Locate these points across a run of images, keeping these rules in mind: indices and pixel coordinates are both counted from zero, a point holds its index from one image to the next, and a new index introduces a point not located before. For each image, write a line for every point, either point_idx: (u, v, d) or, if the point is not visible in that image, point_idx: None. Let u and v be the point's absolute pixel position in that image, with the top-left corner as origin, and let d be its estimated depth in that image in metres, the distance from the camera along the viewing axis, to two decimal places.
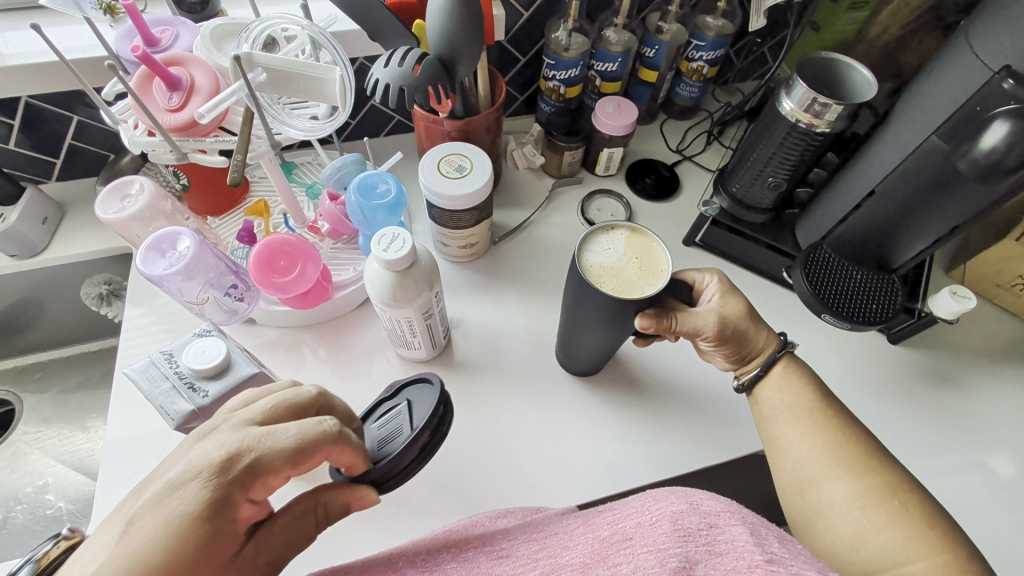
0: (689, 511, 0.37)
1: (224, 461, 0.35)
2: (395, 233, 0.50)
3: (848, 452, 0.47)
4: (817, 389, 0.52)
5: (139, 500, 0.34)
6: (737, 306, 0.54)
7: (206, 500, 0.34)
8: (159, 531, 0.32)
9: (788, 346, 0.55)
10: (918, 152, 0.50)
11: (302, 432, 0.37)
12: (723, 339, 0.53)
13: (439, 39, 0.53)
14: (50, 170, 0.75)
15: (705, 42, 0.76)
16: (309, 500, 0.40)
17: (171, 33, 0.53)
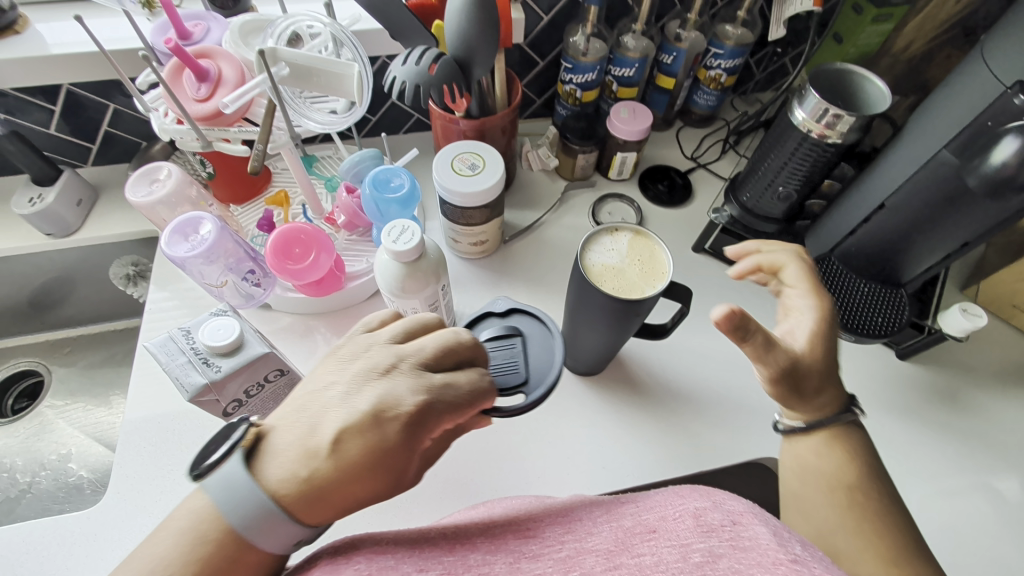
0: (712, 509, 0.36)
1: (412, 412, 0.38)
2: (404, 225, 0.51)
3: (884, 537, 0.44)
4: (868, 463, 0.47)
5: (339, 423, 0.38)
6: (824, 357, 0.47)
7: (398, 439, 0.37)
8: (359, 456, 0.37)
9: (846, 417, 0.48)
10: (928, 166, 0.50)
11: (474, 383, 0.40)
12: (790, 376, 0.45)
13: (455, 39, 0.55)
14: (87, 155, 0.79)
15: (724, 50, 0.76)
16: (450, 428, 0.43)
17: (203, 27, 0.56)
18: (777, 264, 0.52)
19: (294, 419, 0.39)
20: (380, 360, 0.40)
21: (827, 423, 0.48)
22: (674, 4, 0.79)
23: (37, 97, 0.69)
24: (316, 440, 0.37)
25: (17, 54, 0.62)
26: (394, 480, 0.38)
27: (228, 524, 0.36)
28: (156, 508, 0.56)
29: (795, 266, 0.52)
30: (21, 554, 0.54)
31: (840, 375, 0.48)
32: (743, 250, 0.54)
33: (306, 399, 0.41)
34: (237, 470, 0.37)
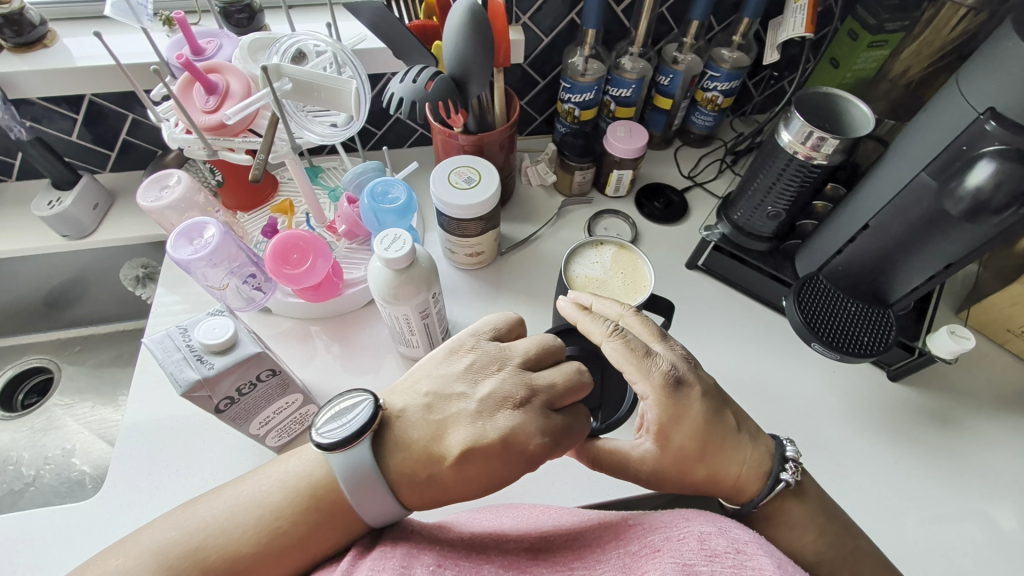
0: (717, 534, 0.36)
1: (541, 448, 0.41)
2: (396, 234, 0.53)
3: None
4: (825, 530, 0.45)
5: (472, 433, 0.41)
6: (677, 451, 0.45)
7: (517, 468, 0.41)
8: (479, 473, 0.41)
9: (776, 488, 0.45)
10: (910, 187, 0.52)
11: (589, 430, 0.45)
12: (663, 485, 0.46)
13: (453, 60, 0.58)
14: (105, 162, 0.82)
15: (720, 73, 0.78)
16: None
17: (216, 44, 0.59)
18: (593, 337, 0.48)
19: (423, 417, 0.43)
20: (511, 389, 0.43)
21: (760, 503, 0.46)
22: (671, 28, 0.81)
23: (61, 107, 0.73)
24: (441, 446, 0.41)
25: (44, 66, 0.66)
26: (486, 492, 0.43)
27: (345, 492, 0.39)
28: (150, 502, 0.58)
29: (611, 341, 0.46)
30: (19, 542, 0.56)
31: (724, 458, 0.45)
32: (575, 316, 0.50)
33: (435, 399, 0.44)
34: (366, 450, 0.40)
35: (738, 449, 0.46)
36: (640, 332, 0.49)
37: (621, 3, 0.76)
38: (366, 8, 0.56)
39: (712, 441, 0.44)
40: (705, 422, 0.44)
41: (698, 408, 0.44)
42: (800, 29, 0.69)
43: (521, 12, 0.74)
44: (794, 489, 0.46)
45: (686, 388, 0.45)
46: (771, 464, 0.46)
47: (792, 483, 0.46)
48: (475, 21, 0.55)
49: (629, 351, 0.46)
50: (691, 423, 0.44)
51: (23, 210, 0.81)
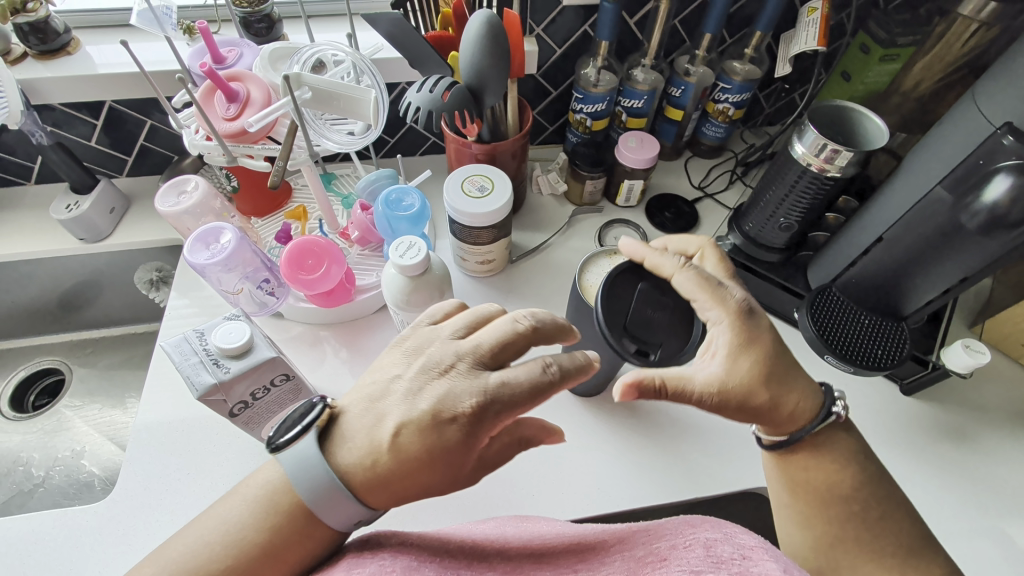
0: (723, 540, 0.37)
1: (473, 410, 0.38)
2: (412, 241, 0.54)
3: (888, 546, 0.45)
4: (862, 472, 0.48)
5: (404, 411, 0.39)
6: (747, 375, 0.44)
7: (456, 439, 0.38)
8: (420, 451, 0.38)
9: (826, 420, 0.48)
10: (924, 202, 0.52)
11: (523, 378, 0.39)
12: (723, 411, 0.44)
13: (469, 71, 0.58)
14: (123, 167, 0.84)
15: (732, 85, 0.78)
16: (514, 428, 0.41)
17: (237, 53, 0.60)
18: (663, 271, 0.50)
19: (365, 409, 0.41)
20: (441, 358, 0.41)
21: (810, 432, 0.48)
22: (683, 40, 0.82)
23: (81, 112, 0.75)
24: (379, 433, 0.39)
25: (68, 72, 0.67)
26: (454, 477, 0.39)
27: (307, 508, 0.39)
28: (160, 505, 0.58)
29: (683, 272, 0.48)
30: (30, 543, 0.56)
31: (789, 388, 0.46)
32: (643, 252, 0.51)
33: (377, 392, 0.41)
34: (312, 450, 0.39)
35: (799, 380, 0.47)
36: (713, 269, 0.52)
37: (633, 15, 0.77)
38: (383, 19, 0.56)
39: (780, 370, 0.45)
40: (774, 352, 0.45)
41: (768, 338, 0.46)
42: (813, 43, 0.70)
43: (535, 24, 0.75)
44: (842, 424, 0.49)
45: (758, 318, 0.46)
46: (822, 399, 0.49)
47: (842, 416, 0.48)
48: (493, 34, 0.56)
49: (703, 282, 0.47)
50: (764, 346, 0.45)
51: (41, 213, 0.82)
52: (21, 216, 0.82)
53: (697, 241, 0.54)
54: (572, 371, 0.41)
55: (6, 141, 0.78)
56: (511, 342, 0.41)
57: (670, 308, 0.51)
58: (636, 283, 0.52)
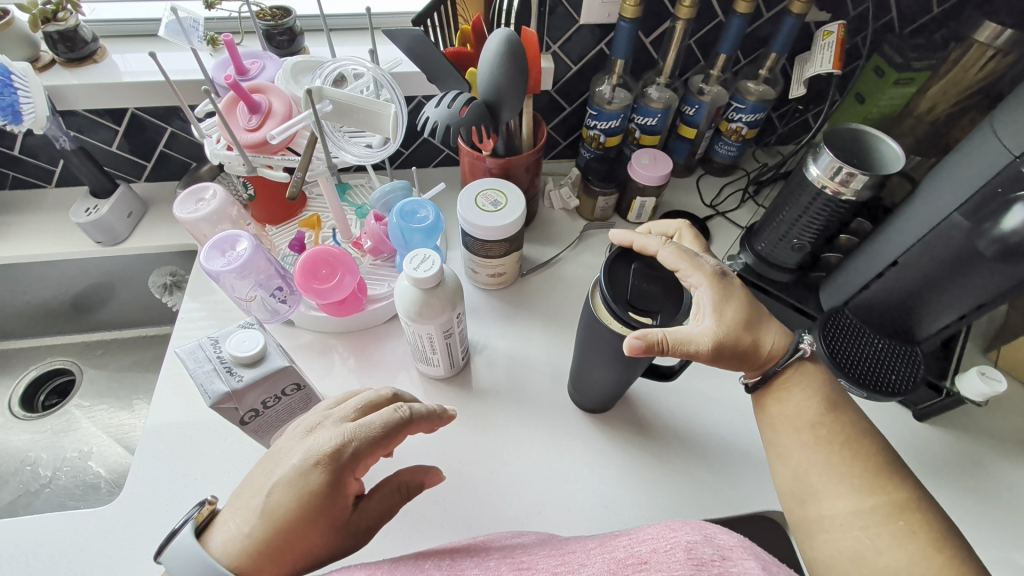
0: (703, 543, 0.34)
1: (334, 450, 0.40)
2: (427, 255, 0.54)
3: (854, 466, 0.46)
4: (828, 399, 0.50)
5: (274, 476, 0.41)
6: (731, 323, 0.49)
7: (323, 482, 0.40)
8: (293, 511, 0.39)
9: (796, 355, 0.51)
10: (939, 227, 0.52)
11: (382, 422, 0.42)
12: (717, 360, 0.48)
13: (487, 86, 0.59)
14: (141, 172, 0.85)
15: (746, 105, 0.79)
16: (392, 481, 0.46)
17: (259, 65, 0.61)
18: (650, 250, 0.51)
19: (237, 500, 0.42)
20: (310, 421, 0.44)
21: (784, 366, 0.51)
22: (698, 60, 0.82)
23: (104, 118, 0.76)
24: (255, 504, 0.40)
25: (93, 80, 0.69)
26: (334, 535, 0.41)
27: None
28: (167, 510, 0.58)
29: (666, 247, 0.50)
30: (37, 544, 0.56)
31: (762, 328, 0.50)
32: (630, 237, 0.52)
33: (253, 475, 0.44)
34: (188, 541, 0.40)
35: (769, 321, 0.51)
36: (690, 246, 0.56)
37: (649, 34, 0.78)
38: (404, 35, 0.57)
39: (753, 314, 0.50)
40: (747, 301, 0.50)
41: (742, 290, 0.51)
42: (828, 65, 0.70)
43: (552, 42, 0.76)
44: (808, 357, 0.51)
45: (730, 278, 0.51)
46: (791, 337, 0.53)
47: (809, 352, 0.51)
48: (512, 52, 0.57)
49: (683, 253, 0.50)
50: (740, 299, 0.50)
51: (61, 215, 0.84)
52: (41, 218, 0.83)
53: (673, 224, 0.58)
54: (432, 413, 0.45)
55: (30, 145, 0.79)
56: (376, 403, 0.45)
57: (663, 282, 0.50)
58: (628, 265, 0.51)
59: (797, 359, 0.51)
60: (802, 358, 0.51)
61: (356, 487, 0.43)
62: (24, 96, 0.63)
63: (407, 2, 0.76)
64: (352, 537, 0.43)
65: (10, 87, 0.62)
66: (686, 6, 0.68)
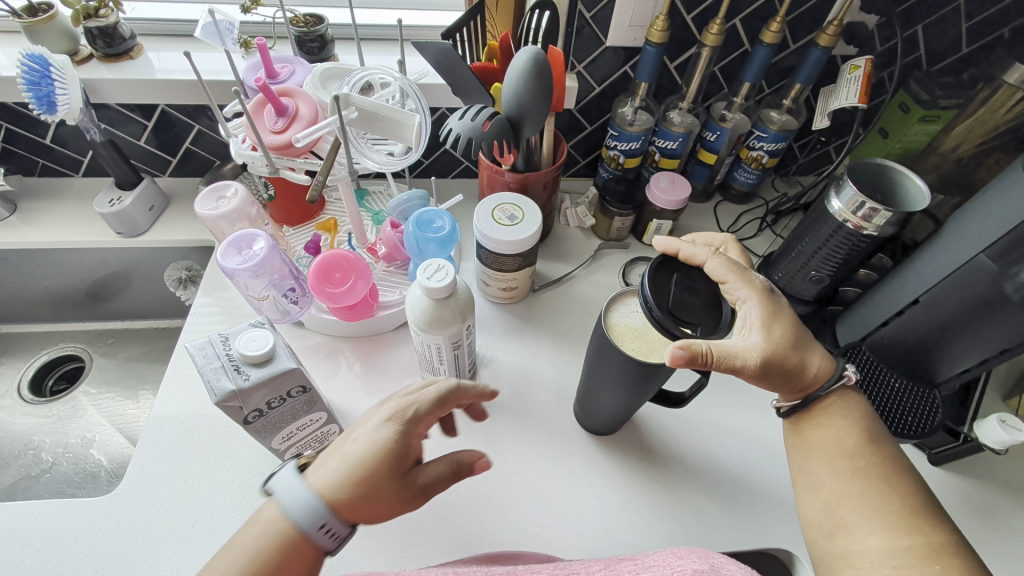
0: (710, 572, 0.36)
1: (400, 409, 0.43)
2: (440, 265, 0.54)
3: (891, 504, 0.45)
4: (868, 432, 0.49)
5: (348, 434, 0.43)
6: (778, 341, 0.48)
7: (393, 433, 0.42)
8: (365, 458, 0.41)
9: (840, 381, 0.50)
10: (965, 269, 0.51)
11: (440, 389, 0.46)
12: (764, 378, 0.47)
13: (511, 102, 0.59)
14: (166, 167, 0.87)
15: (767, 133, 0.78)
16: (446, 458, 0.44)
17: (289, 69, 0.63)
18: (697, 258, 0.51)
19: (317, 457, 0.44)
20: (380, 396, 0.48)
21: (826, 391, 0.50)
22: (722, 87, 0.82)
23: (134, 113, 0.78)
24: (331, 454, 0.42)
25: (128, 75, 0.71)
26: (401, 485, 0.41)
27: (287, 523, 0.39)
28: (163, 505, 0.58)
29: (715, 258, 0.50)
30: (32, 531, 0.56)
31: (808, 349, 0.49)
32: (677, 245, 0.51)
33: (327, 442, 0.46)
34: (275, 481, 0.41)
35: (815, 343, 0.50)
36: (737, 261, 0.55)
37: (674, 60, 0.78)
38: (432, 47, 0.57)
39: (800, 334, 0.49)
40: (795, 320, 0.50)
41: (789, 309, 0.50)
42: (853, 99, 0.70)
43: (577, 61, 0.77)
44: (850, 385, 0.51)
45: (779, 296, 0.50)
46: (835, 362, 0.52)
47: (853, 380, 0.50)
48: (538, 69, 0.57)
49: (732, 266, 0.50)
50: (787, 316, 0.49)
51: (85, 204, 0.85)
52: (66, 206, 0.85)
53: (719, 237, 0.57)
54: (481, 388, 0.48)
55: (61, 135, 0.81)
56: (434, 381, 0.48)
57: (709, 294, 0.50)
58: (672, 274, 0.50)
59: (840, 385, 0.50)
60: (844, 386, 0.51)
61: (418, 449, 0.44)
62: (61, 88, 0.65)
63: (436, 17, 0.78)
64: (411, 495, 0.42)
65: (49, 78, 0.64)
66: (714, 33, 0.69)
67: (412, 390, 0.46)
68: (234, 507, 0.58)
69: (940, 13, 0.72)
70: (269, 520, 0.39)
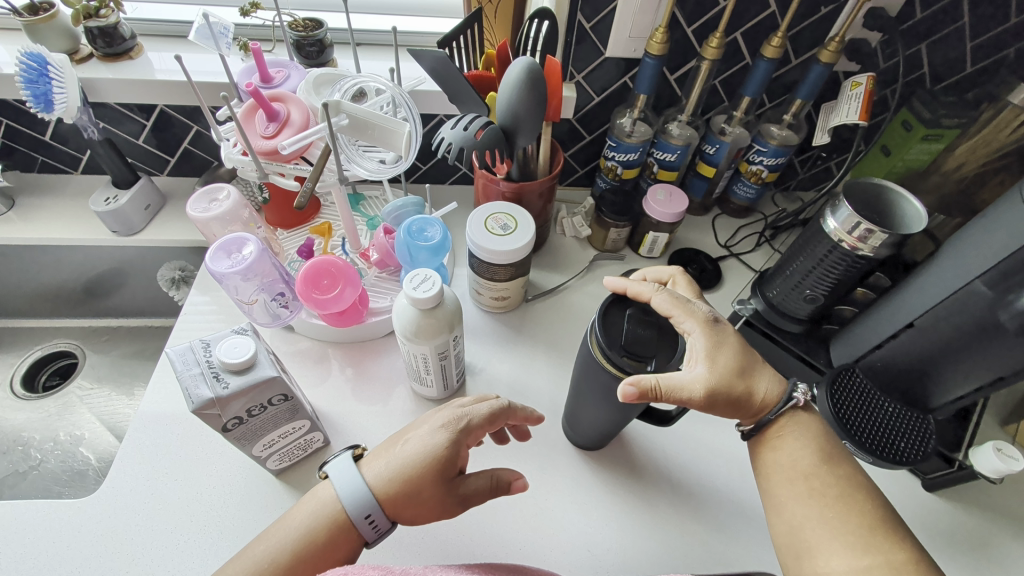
0: None
1: (455, 418, 0.46)
2: (428, 275, 0.53)
3: (850, 523, 0.43)
4: (824, 449, 0.48)
5: (406, 434, 0.47)
6: (724, 370, 0.48)
7: (444, 439, 0.45)
8: (416, 459, 0.44)
9: (789, 404, 0.49)
10: (961, 293, 0.50)
11: (492, 406, 0.48)
12: (713, 407, 0.47)
13: (505, 112, 0.59)
14: (164, 166, 0.87)
15: (767, 148, 0.77)
16: (488, 472, 0.46)
17: (284, 74, 0.63)
18: (644, 296, 0.50)
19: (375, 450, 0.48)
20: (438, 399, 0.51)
21: (778, 415, 0.49)
22: (722, 100, 0.82)
23: (133, 113, 0.78)
24: (387, 452, 0.46)
25: (127, 75, 0.71)
26: (443, 490, 0.44)
27: (339, 507, 0.44)
28: (142, 509, 0.57)
29: (660, 293, 0.50)
30: (11, 531, 0.55)
31: (753, 376, 0.50)
32: (624, 283, 0.52)
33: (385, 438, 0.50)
34: (342, 465, 0.46)
35: (761, 368, 0.51)
36: (685, 292, 0.55)
37: (674, 71, 0.78)
38: (429, 56, 0.57)
39: (746, 361, 0.50)
40: (740, 348, 0.50)
41: (734, 337, 0.50)
42: (854, 116, 0.69)
43: (576, 71, 0.76)
44: (802, 407, 0.50)
45: (723, 324, 0.51)
46: (786, 385, 0.51)
47: (803, 401, 0.50)
48: (533, 80, 0.57)
49: (677, 300, 0.50)
50: (733, 346, 0.49)
51: (82, 202, 0.85)
52: (63, 203, 0.85)
53: (668, 270, 0.58)
54: (528, 410, 0.51)
55: (61, 132, 0.82)
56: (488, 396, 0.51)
57: (657, 327, 0.49)
58: (622, 311, 0.50)
59: (791, 408, 0.50)
60: (795, 408, 0.50)
61: (466, 458, 0.46)
62: (58, 86, 0.65)
63: (436, 24, 0.78)
64: (451, 502, 0.44)
65: (46, 77, 0.64)
66: (713, 46, 0.69)
67: (467, 402, 0.49)
68: (213, 513, 0.58)
69: (945, 31, 0.71)
70: (324, 500, 0.44)
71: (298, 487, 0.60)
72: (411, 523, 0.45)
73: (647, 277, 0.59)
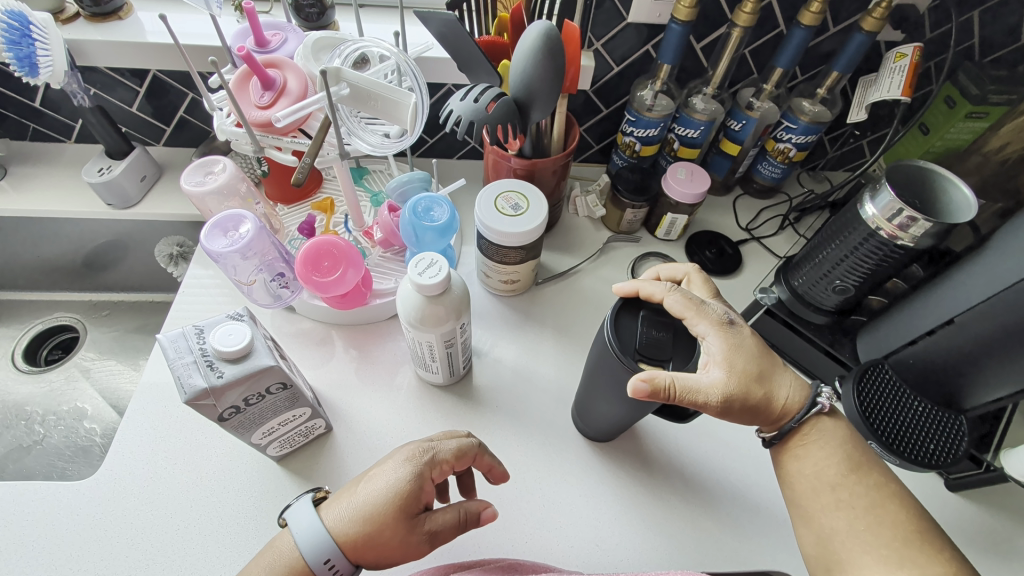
0: None
1: (421, 451, 0.45)
2: (433, 260, 0.50)
3: (882, 535, 0.41)
4: (852, 457, 0.45)
5: (371, 472, 0.45)
6: (742, 374, 0.45)
7: (407, 476, 0.43)
8: (379, 498, 0.42)
9: (813, 410, 0.46)
10: (1008, 292, 0.46)
11: (461, 442, 0.47)
12: (727, 414, 0.45)
13: (519, 83, 0.55)
14: (161, 136, 0.83)
15: (797, 125, 0.72)
16: (453, 509, 0.45)
17: (281, 37, 0.59)
18: (654, 297, 0.47)
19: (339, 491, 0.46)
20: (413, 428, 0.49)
21: (800, 422, 0.46)
22: (751, 72, 0.76)
23: (125, 78, 0.74)
24: (350, 492, 0.44)
25: (116, 37, 0.66)
26: (406, 528, 0.42)
27: (297, 555, 0.41)
28: (142, 492, 0.56)
29: (672, 294, 0.47)
30: (9, 513, 0.54)
31: (773, 380, 0.47)
32: (633, 285, 0.48)
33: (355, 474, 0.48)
34: (304, 506, 0.44)
35: (781, 372, 0.47)
36: (699, 291, 0.52)
37: (701, 40, 0.72)
38: (436, 19, 0.53)
39: (765, 365, 0.46)
40: (759, 351, 0.47)
41: (752, 339, 0.47)
42: (896, 91, 0.64)
43: (595, 38, 0.71)
44: (827, 413, 0.47)
45: (740, 327, 0.47)
46: (808, 388, 0.48)
47: (828, 407, 0.46)
48: (549, 47, 0.53)
49: (691, 300, 0.47)
50: (751, 349, 0.46)
51: (76, 172, 0.82)
52: (57, 173, 0.82)
53: (683, 267, 0.55)
54: (495, 458, 0.49)
55: (51, 98, 0.78)
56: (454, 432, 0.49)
57: (669, 329, 0.47)
58: (633, 313, 0.48)
59: (815, 414, 0.46)
60: (820, 414, 0.47)
61: (431, 494, 0.45)
62: (43, 48, 0.61)
63: None
64: (414, 540, 0.42)
65: (29, 38, 0.59)
66: (746, 12, 0.62)
67: (434, 437, 0.47)
68: (214, 499, 0.56)
69: None
70: (282, 551, 0.42)
71: (299, 475, 0.58)
72: (375, 566, 0.42)
73: (659, 274, 0.55)
